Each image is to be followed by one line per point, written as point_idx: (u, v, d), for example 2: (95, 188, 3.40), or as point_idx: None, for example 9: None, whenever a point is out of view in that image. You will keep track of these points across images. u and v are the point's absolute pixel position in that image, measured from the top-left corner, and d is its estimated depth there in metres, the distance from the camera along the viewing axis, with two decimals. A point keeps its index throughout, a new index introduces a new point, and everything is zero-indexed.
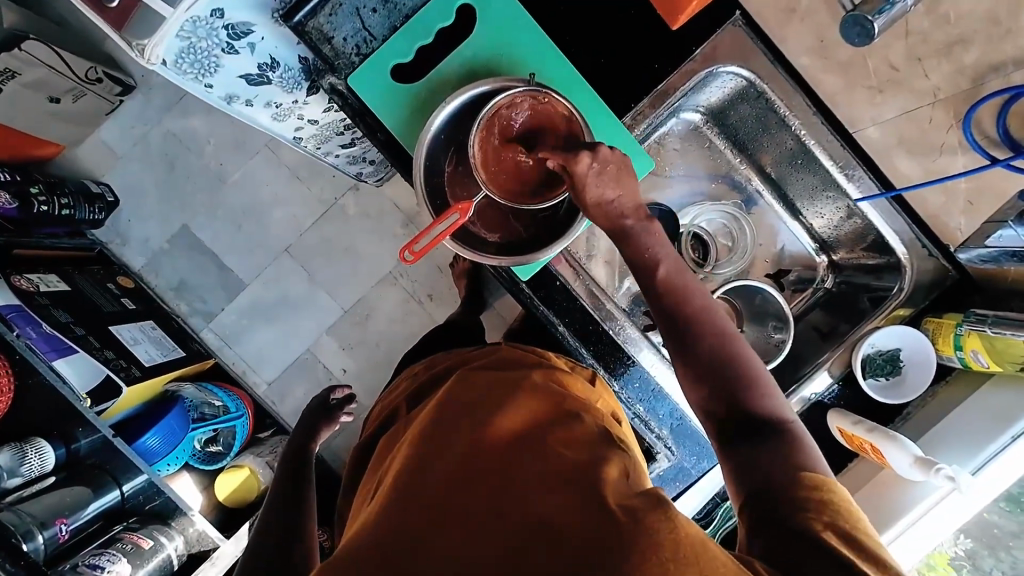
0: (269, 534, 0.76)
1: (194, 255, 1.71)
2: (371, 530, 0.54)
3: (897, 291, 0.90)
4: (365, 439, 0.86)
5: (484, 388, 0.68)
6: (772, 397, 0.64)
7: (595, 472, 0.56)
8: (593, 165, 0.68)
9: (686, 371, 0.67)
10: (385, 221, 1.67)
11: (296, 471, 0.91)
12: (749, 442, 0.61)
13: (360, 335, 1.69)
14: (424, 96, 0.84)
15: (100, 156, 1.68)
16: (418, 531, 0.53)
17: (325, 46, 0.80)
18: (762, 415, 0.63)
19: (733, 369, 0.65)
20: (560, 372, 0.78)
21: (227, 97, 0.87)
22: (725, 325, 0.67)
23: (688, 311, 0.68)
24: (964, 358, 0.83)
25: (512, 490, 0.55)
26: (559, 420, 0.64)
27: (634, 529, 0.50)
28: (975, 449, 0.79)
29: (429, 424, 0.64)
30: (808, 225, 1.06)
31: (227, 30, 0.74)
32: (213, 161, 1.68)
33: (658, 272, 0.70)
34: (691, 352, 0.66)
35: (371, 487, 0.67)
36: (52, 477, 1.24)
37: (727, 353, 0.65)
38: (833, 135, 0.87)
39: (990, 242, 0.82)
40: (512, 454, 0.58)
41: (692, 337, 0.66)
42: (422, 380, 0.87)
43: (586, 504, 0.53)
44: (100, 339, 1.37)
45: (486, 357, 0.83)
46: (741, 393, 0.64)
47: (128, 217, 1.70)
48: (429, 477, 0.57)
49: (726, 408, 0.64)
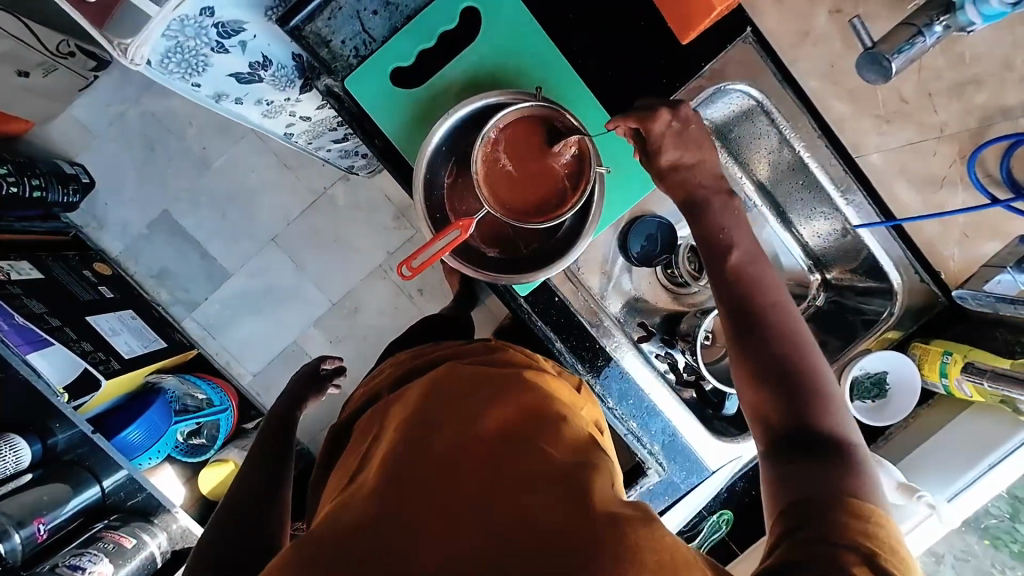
0: (249, 496, 0.74)
1: (175, 241, 1.65)
2: (349, 514, 0.52)
3: (886, 316, 0.92)
4: (349, 415, 0.85)
5: (475, 381, 0.67)
6: (838, 407, 0.58)
7: (583, 477, 0.54)
8: (672, 123, 0.70)
9: (746, 368, 0.61)
10: (376, 213, 1.63)
11: (283, 430, 0.89)
12: (801, 455, 0.56)
13: (348, 328, 1.66)
14: (426, 103, 0.81)
15: (73, 133, 1.59)
16: (397, 520, 0.51)
17: (322, 49, 0.76)
18: (825, 431, 0.57)
19: (797, 372, 0.59)
20: (549, 376, 0.76)
21: (216, 95, 0.82)
22: (801, 326, 0.63)
23: (758, 306, 0.63)
24: (949, 385, 0.85)
25: (497, 490, 0.53)
26: (549, 420, 0.62)
27: (616, 533, 0.48)
28: (954, 477, 0.82)
29: (417, 415, 0.63)
30: (800, 237, 1.05)
31: (217, 28, 0.69)
32: (196, 145, 1.61)
33: (730, 257, 0.66)
34: (756, 349, 0.61)
35: (349, 471, 0.65)
36: (29, 474, 1.21)
37: (798, 356, 0.60)
38: (835, 159, 0.87)
39: (989, 287, 0.83)
40: (501, 451, 0.57)
41: (758, 331, 0.62)
42: (407, 367, 0.84)
43: (571, 505, 0.51)
44: (77, 330, 1.32)
45: (475, 352, 0.81)
46: (805, 399, 0.58)
47: (106, 199, 1.63)
48: (414, 469, 0.56)
49: (782, 412, 0.58)
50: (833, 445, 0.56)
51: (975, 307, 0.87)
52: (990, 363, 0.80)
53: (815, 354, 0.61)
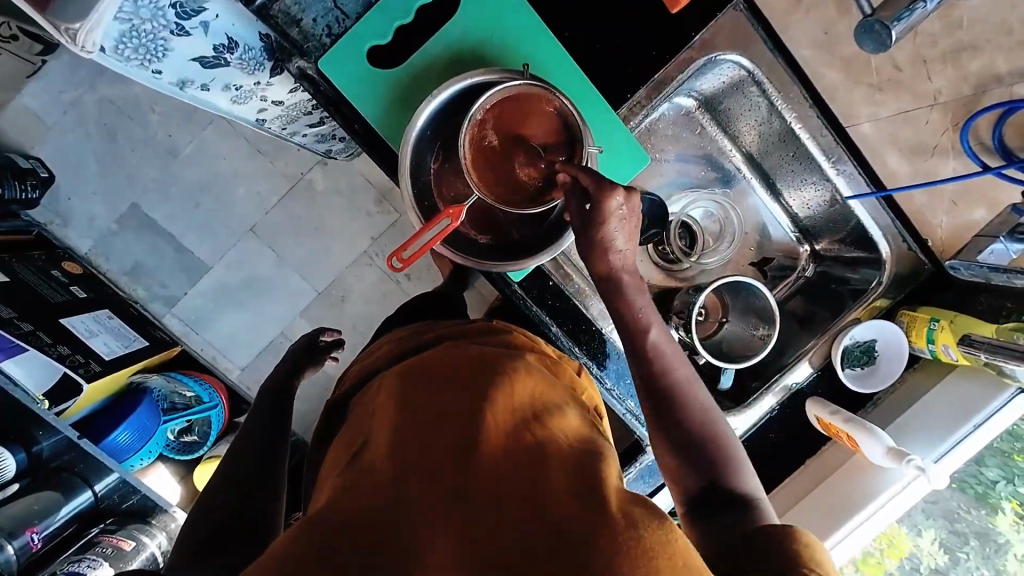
0: (245, 465, 0.74)
1: (147, 235, 1.58)
2: (343, 504, 0.48)
3: (875, 285, 0.93)
4: (345, 391, 0.79)
5: (478, 360, 0.62)
6: (743, 469, 0.64)
7: (590, 468, 0.50)
8: (622, 207, 0.67)
9: (664, 439, 0.67)
10: (357, 198, 1.58)
11: (275, 404, 0.86)
12: (721, 515, 0.60)
13: (337, 317, 1.63)
14: (407, 83, 0.77)
15: (25, 124, 1.50)
16: (396, 511, 0.46)
17: (293, 29, 0.72)
18: (732, 491, 0.62)
19: (703, 442, 0.66)
20: (551, 361, 0.71)
21: (180, 82, 0.77)
22: (705, 398, 0.69)
23: (676, 380, 0.69)
24: (935, 350, 0.88)
25: (499, 480, 0.48)
26: (553, 407, 0.57)
27: (629, 533, 0.44)
28: (938, 441, 0.84)
29: (417, 398, 0.58)
30: (787, 207, 1.06)
31: (174, 8, 0.64)
32: (161, 131, 1.53)
33: (649, 335, 0.70)
34: (673, 421, 0.67)
35: (344, 450, 0.59)
36: (16, 485, 1.19)
37: (707, 427, 0.67)
38: (827, 130, 0.86)
39: (982, 257, 0.84)
40: (508, 438, 0.52)
41: (670, 406, 0.67)
42: (405, 344, 0.79)
43: (583, 500, 0.47)
44: (52, 334, 1.27)
45: (472, 331, 0.77)
46: (712, 465, 0.64)
47: (68, 194, 1.55)
48: (416, 456, 0.51)
49: (694, 479, 0.64)
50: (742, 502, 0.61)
51: (967, 277, 0.88)
52: (985, 334, 0.82)
53: (719, 421, 0.68)
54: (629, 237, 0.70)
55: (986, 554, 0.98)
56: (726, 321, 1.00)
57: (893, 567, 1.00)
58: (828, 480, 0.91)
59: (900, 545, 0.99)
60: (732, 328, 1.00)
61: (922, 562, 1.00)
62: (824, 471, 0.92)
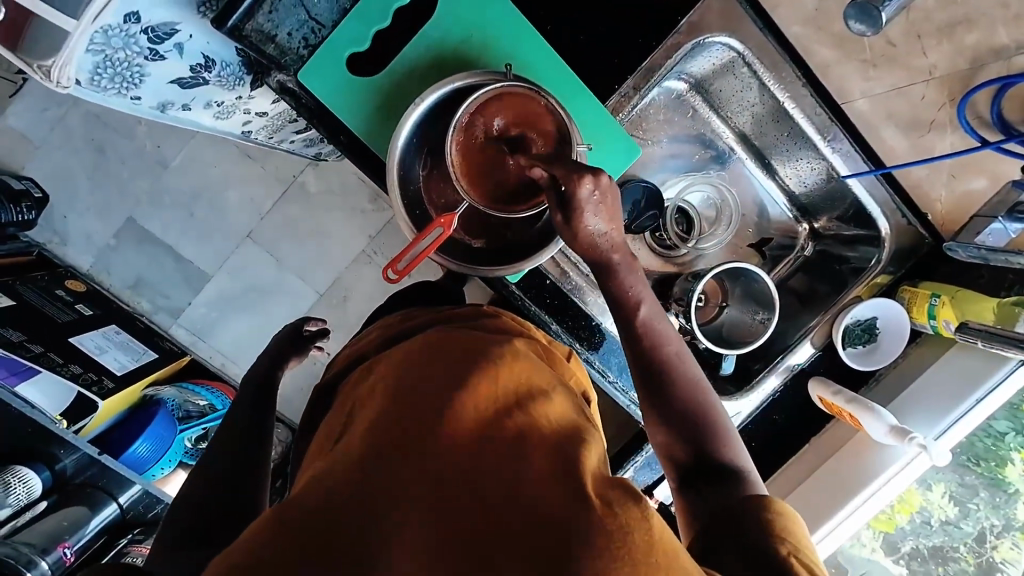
0: (217, 485, 0.70)
1: (145, 248, 1.59)
2: (321, 482, 0.47)
3: (875, 263, 0.93)
4: (335, 372, 0.76)
5: (462, 343, 0.60)
6: (734, 445, 0.64)
7: (572, 453, 0.50)
8: (594, 192, 0.62)
9: (653, 416, 0.66)
10: (352, 197, 1.58)
11: (261, 390, 0.83)
12: (709, 488, 0.61)
13: (340, 317, 1.63)
14: (390, 90, 0.75)
15: (15, 144, 1.50)
16: (376, 501, 0.46)
17: (269, 45, 0.70)
18: (723, 462, 0.62)
19: (698, 418, 0.65)
20: (538, 344, 0.71)
21: (160, 105, 0.76)
22: (694, 373, 0.67)
23: (665, 357, 0.67)
24: (937, 326, 0.88)
25: (480, 462, 0.48)
26: (537, 389, 0.56)
27: (607, 517, 0.45)
28: (940, 416, 0.85)
29: (399, 380, 0.56)
30: (783, 184, 1.04)
31: (147, 34, 0.63)
32: (149, 143, 1.53)
33: (640, 311, 0.68)
34: (666, 400, 0.65)
35: (328, 433, 0.58)
36: (44, 502, 1.22)
37: (695, 399, 0.65)
38: (820, 107, 0.85)
39: (981, 238, 0.84)
40: (491, 424, 0.51)
41: (665, 382, 0.66)
42: (395, 328, 0.77)
43: (564, 486, 0.47)
44: (62, 355, 1.29)
45: (457, 316, 0.77)
46: (706, 439, 0.63)
47: (63, 212, 1.55)
48: (396, 437, 0.50)
49: (687, 453, 0.64)
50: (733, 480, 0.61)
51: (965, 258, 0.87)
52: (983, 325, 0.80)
53: (708, 394, 0.67)
54: (602, 214, 0.65)
55: (994, 503, 0.99)
56: (726, 305, 1.01)
57: (904, 522, 1.03)
58: (832, 459, 0.92)
59: (911, 501, 1.01)
60: (732, 313, 1.00)
61: (934, 515, 1.02)
62: (828, 449, 0.93)
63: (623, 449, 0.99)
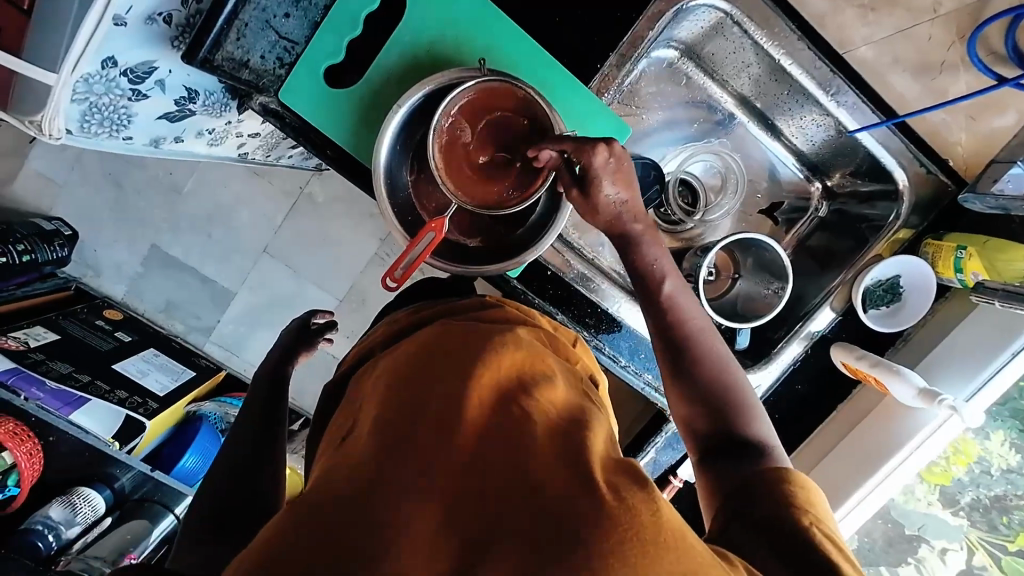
0: (223, 487, 0.73)
1: (171, 272, 1.66)
2: (333, 477, 0.47)
3: (893, 220, 0.88)
4: (347, 369, 0.76)
5: (464, 335, 0.61)
6: (759, 420, 0.62)
7: (579, 441, 0.50)
8: (609, 159, 0.64)
9: (677, 387, 0.64)
10: (359, 203, 1.61)
11: (275, 381, 0.86)
12: (724, 461, 0.60)
13: (360, 320, 1.68)
14: (371, 99, 0.75)
15: (41, 187, 1.58)
16: (386, 493, 0.45)
17: (243, 72, 0.69)
18: (747, 435, 0.61)
19: (709, 382, 0.63)
20: (541, 329, 0.71)
21: (153, 141, 0.78)
22: (722, 350, 0.65)
23: (689, 332, 0.65)
24: (964, 280, 0.84)
25: (487, 453, 0.48)
26: (544, 378, 0.57)
27: (615, 503, 0.44)
28: (969, 375, 0.82)
29: (403, 375, 0.56)
30: (790, 145, 1.00)
31: (127, 75, 0.64)
32: (163, 171, 1.59)
33: (664, 285, 0.66)
34: (677, 372, 0.64)
35: (338, 432, 0.59)
36: (108, 518, 1.31)
37: (722, 373, 0.64)
38: (821, 61, 0.81)
39: (1001, 186, 0.81)
40: (496, 415, 0.52)
41: (692, 357, 0.64)
42: (400, 321, 0.77)
43: (570, 475, 0.47)
44: (109, 381, 1.36)
45: (459, 309, 0.76)
46: (730, 413, 0.62)
47: (93, 246, 1.63)
48: (407, 429, 0.50)
49: (709, 424, 0.62)
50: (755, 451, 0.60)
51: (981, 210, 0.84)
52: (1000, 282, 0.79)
53: (736, 369, 0.65)
54: (617, 181, 0.65)
55: None
56: (739, 276, 0.97)
57: (961, 473, 0.98)
58: (859, 424, 0.89)
59: (967, 450, 0.97)
60: (745, 285, 0.96)
61: (993, 464, 0.98)
62: (855, 415, 0.91)
63: (643, 430, 0.98)
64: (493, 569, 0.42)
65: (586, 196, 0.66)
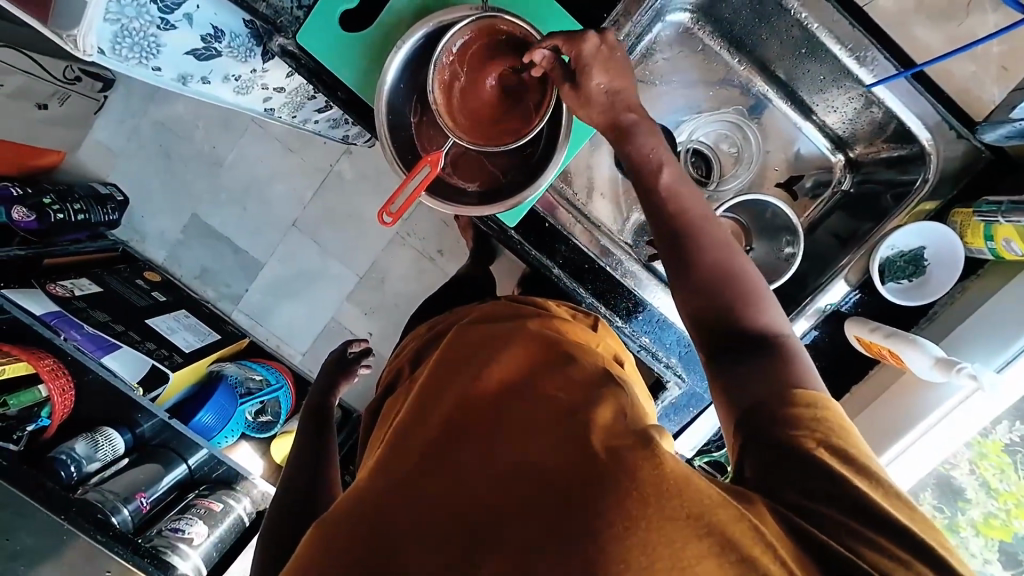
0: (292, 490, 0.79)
1: (208, 241, 1.75)
2: (366, 479, 0.55)
3: (920, 184, 0.82)
4: (382, 388, 0.84)
5: (477, 347, 0.67)
6: (770, 308, 0.59)
7: (582, 416, 0.54)
8: (601, 46, 0.65)
9: (683, 292, 0.61)
10: (384, 181, 1.67)
11: (318, 420, 0.93)
12: (737, 367, 0.57)
13: (379, 298, 1.72)
14: (380, 40, 0.78)
15: (100, 157, 1.71)
16: (410, 483, 0.52)
17: (261, 4, 0.75)
18: (757, 330, 0.58)
19: (721, 281, 0.59)
20: (560, 322, 0.77)
21: (181, 77, 0.85)
22: (721, 234, 0.61)
23: (688, 227, 0.61)
24: (996, 249, 0.78)
25: (497, 441, 0.54)
26: (549, 368, 0.63)
27: (617, 469, 0.47)
28: (1003, 346, 0.75)
29: (421, 393, 0.63)
30: (821, 123, 0.96)
31: (157, 4, 0.71)
32: (207, 145, 1.70)
33: (662, 175, 0.63)
34: (685, 270, 0.61)
35: (378, 439, 0.67)
36: (125, 459, 1.35)
37: (723, 263, 0.60)
38: (838, 13, 0.78)
39: (1015, 114, 0.74)
40: (502, 407, 0.58)
41: (699, 248, 0.60)
42: (438, 330, 0.86)
43: (572, 448, 0.51)
44: (140, 332, 1.42)
45: (491, 310, 0.83)
46: (734, 309, 0.59)
47: (141, 213, 1.75)
48: (425, 429, 0.57)
49: (719, 330, 0.59)
50: (766, 344, 0.57)
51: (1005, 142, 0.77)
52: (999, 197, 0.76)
53: (742, 260, 0.61)
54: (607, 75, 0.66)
55: None
56: (751, 249, 0.92)
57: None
58: (875, 403, 0.85)
59: None
60: (757, 252, 0.92)
61: None
62: (868, 396, 0.87)
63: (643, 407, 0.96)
64: (508, 537, 0.47)
65: (585, 101, 0.66)
